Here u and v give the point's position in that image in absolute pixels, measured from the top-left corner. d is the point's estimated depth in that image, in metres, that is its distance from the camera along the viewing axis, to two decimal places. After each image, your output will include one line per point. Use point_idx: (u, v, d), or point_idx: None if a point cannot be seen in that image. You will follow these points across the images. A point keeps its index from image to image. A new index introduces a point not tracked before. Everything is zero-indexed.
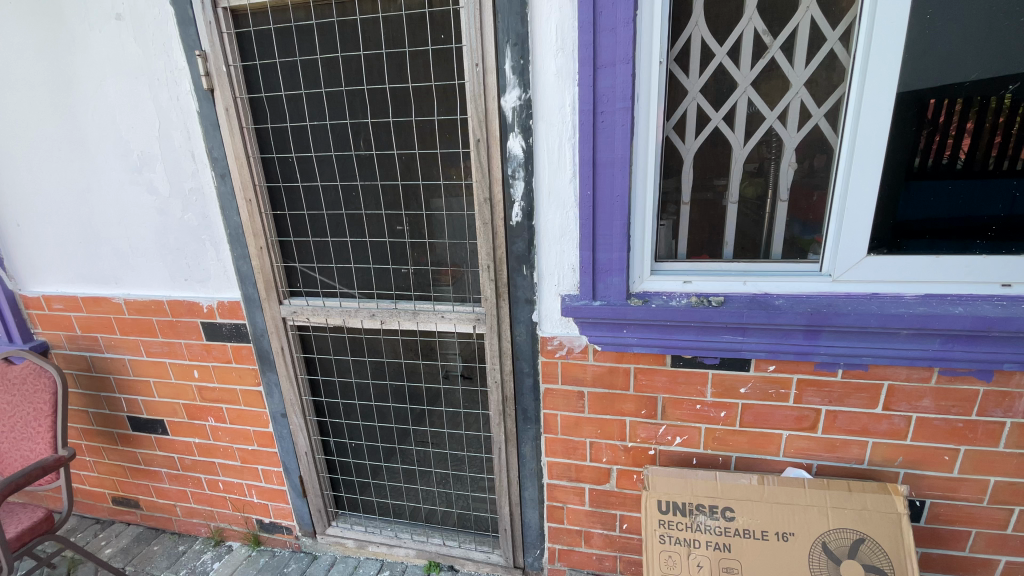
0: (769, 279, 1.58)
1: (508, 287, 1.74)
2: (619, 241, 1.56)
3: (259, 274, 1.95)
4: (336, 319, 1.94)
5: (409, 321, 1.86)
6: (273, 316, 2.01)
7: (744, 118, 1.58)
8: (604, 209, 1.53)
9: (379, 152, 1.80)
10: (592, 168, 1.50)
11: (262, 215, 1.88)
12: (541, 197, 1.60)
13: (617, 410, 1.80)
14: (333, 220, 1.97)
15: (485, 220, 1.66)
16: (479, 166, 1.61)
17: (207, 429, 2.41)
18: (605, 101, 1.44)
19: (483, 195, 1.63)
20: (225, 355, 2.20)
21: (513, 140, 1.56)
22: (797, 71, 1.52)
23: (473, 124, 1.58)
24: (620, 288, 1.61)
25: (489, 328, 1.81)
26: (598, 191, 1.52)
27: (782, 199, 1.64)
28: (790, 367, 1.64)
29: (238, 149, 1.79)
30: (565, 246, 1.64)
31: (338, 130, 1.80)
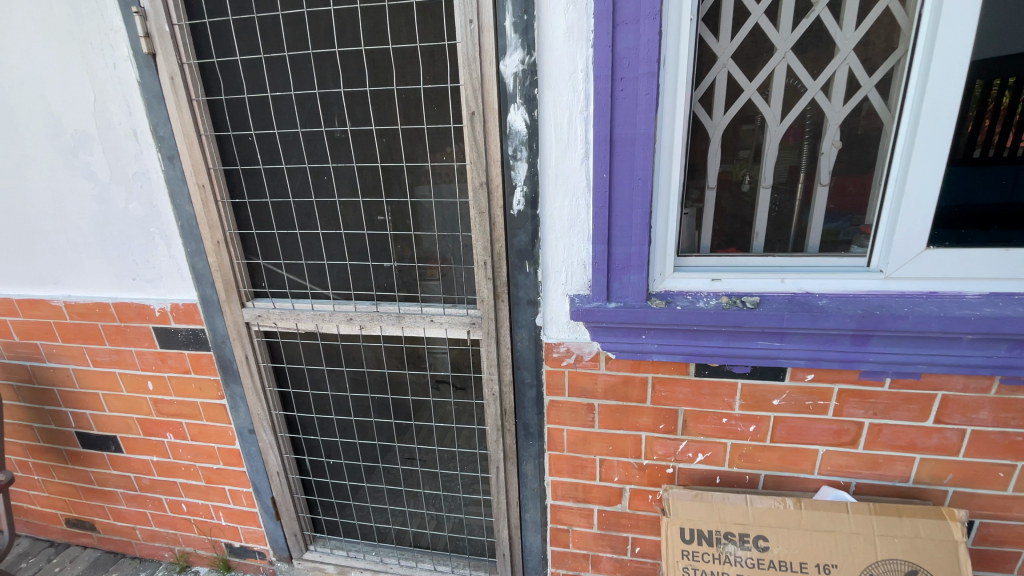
0: (810, 275, 1.37)
1: (508, 286, 1.50)
2: (638, 236, 1.33)
3: (216, 272, 1.68)
4: (307, 324, 1.68)
5: (392, 326, 1.60)
6: (235, 320, 1.74)
7: (782, 88, 1.36)
8: (621, 197, 1.31)
9: (353, 127, 1.51)
10: (606, 146, 1.27)
11: (219, 204, 1.60)
12: (547, 180, 1.36)
13: (632, 424, 1.58)
14: (301, 209, 1.64)
15: (481, 209, 1.42)
16: (473, 144, 1.36)
17: (167, 446, 2.16)
18: (624, 66, 1.20)
19: (478, 178, 1.39)
20: (182, 365, 1.94)
21: (515, 112, 1.31)
22: (846, 33, 1.30)
23: (466, 94, 1.33)
24: (639, 287, 1.38)
25: (486, 334, 1.57)
26: (616, 172, 1.28)
27: (821, 182, 1.43)
28: (830, 376, 1.44)
29: (187, 125, 1.51)
30: (575, 240, 1.41)
31: (304, 103, 1.53)
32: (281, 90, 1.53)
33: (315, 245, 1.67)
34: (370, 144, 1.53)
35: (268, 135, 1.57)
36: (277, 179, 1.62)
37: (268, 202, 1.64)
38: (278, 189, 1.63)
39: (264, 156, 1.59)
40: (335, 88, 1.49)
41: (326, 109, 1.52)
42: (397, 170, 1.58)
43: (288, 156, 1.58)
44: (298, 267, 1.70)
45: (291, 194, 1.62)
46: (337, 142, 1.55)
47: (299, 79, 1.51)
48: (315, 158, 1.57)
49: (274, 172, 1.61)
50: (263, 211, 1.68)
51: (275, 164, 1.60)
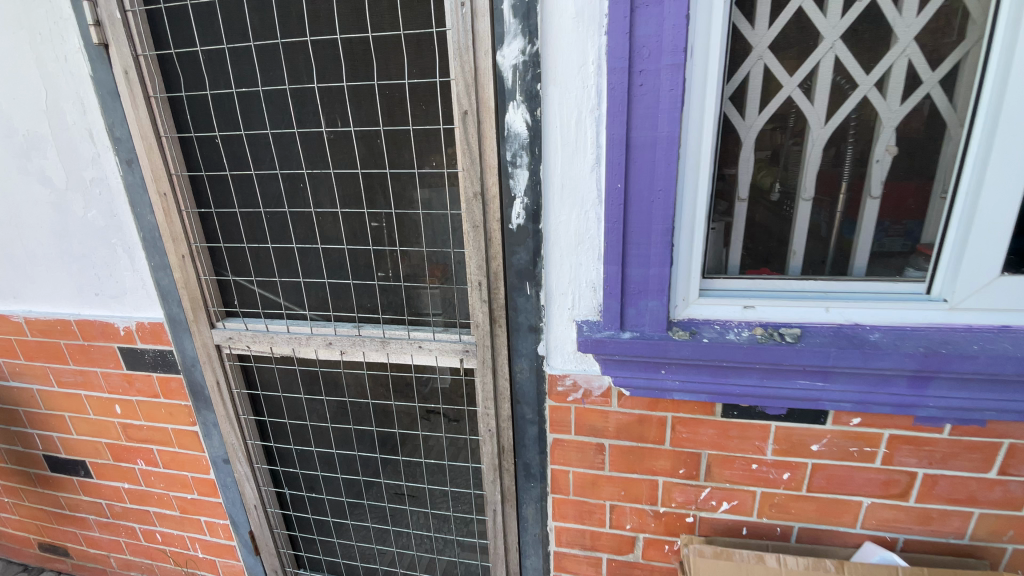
0: (858, 304, 1.17)
1: (506, 310, 1.30)
2: (658, 257, 1.14)
3: (183, 290, 1.50)
4: (283, 348, 1.50)
5: (376, 352, 1.42)
6: (204, 342, 1.57)
7: (827, 84, 1.17)
8: (637, 211, 1.11)
9: (330, 126, 1.30)
10: (621, 150, 1.07)
11: (183, 214, 1.42)
12: (551, 190, 1.17)
13: (647, 468, 1.39)
14: (271, 220, 1.43)
15: (476, 223, 1.23)
16: (466, 148, 1.17)
17: (138, 473, 1.99)
18: (644, 57, 1.01)
19: (472, 188, 1.20)
20: (151, 388, 1.78)
21: (514, 111, 1.12)
22: (905, 20, 1.10)
23: (457, 90, 1.13)
24: (658, 315, 1.18)
25: (481, 363, 1.37)
26: (632, 181, 1.09)
27: (872, 194, 1.24)
28: (879, 420, 1.24)
29: (144, 125, 1.33)
30: (583, 260, 1.21)
31: (273, 98, 1.31)
32: (247, 84, 1.31)
33: (288, 261, 1.47)
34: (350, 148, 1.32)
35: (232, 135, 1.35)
36: (245, 187, 1.41)
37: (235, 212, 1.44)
38: (244, 198, 1.42)
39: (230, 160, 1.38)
40: (309, 80, 1.27)
41: (299, 106, 1.30)
42: (381, 177, 1.39)
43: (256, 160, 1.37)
44: (271, 285, 1.50)
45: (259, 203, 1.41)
46: (312, 144, 1.34)
47: (267, 71, 1.29)
48: (288, 164, 1.36)
49: (242, 176, 1.40)
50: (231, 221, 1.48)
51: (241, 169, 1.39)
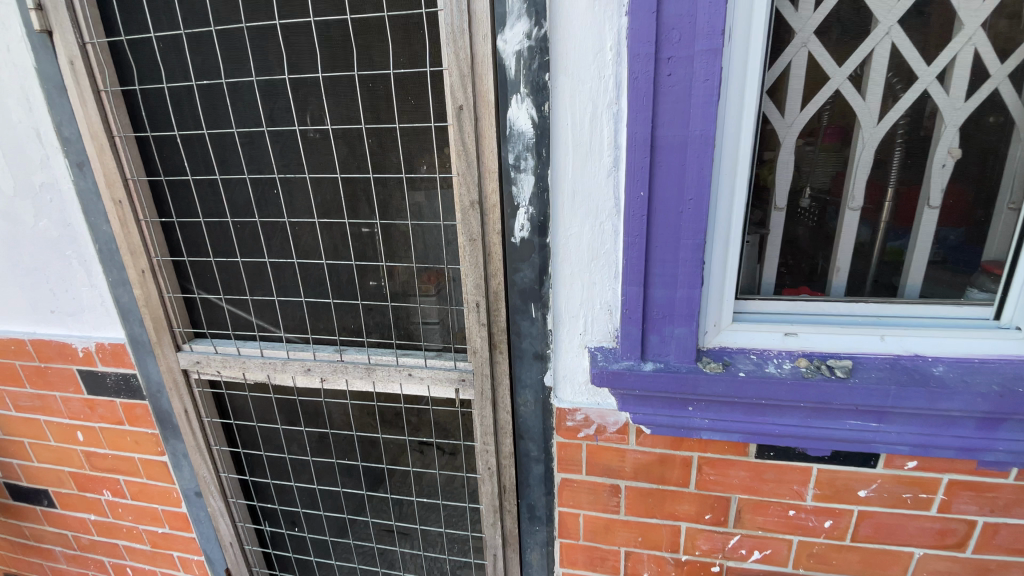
0: (917, 332, 1.01)
1: (507, 335, 1.13)
2: (686, 277, 0.97)
3: (143, 309, 1.33)
4: (257, 375, 1.33)
5: (361, 381, 1.25)
6: (169, 367, 1.40)
7: (881, 77, 1.01)
8: (662, 224, 0.94)
9: (302, 125, 1.10)
10: (644, 152, 0.90)
11: (141, 225, 1.25)
12: (560, 198, 1.00)
13: (668, 513, 1.22)
14: (235, 233, 1.24)
15: (472, 236, 1.06)
16: (461, 150, 1.00)
17: (105, 504, 1.82)
18: (672, 40, 0.84)
19: (468, 196, 1.03)
20: (114, 415, 1.61)
21: (518, 106, 0.95)
22: (972, 2, 0.93)
23: (451, 82, 0.97)
24: (685, 344, 1.02)
25: (479, 394, 1.20)
26: (657, 188, 0.92)
27: (930, 204, 1.07)
28: (936, 463, 1.08)
29: (94, 124, 1.16)
30: (598, 279, 1.05)
31: (233, 93, 1.11)
32: (204, 76, 1.12)
33: (256, 279, 1.29)
34: (329, 152, 1.12)
35: (192, 136, 1.17)
36: (205, 197, 1.22)
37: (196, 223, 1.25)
38: (206, 207, 1.23)
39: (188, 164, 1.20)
40: (279, 71, 1.08)
41: (268, 102, 1.10)
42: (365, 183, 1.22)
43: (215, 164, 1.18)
44: (240, 304, 1.33)
45: (223, 213, 1.22)
46: (278, 145, 1.14)
47: (227, 61, 1.10)
48: (255, 169, 1.17)
49: (204, 183, 1.21)
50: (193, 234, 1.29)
51: (203, 174, 1.20)
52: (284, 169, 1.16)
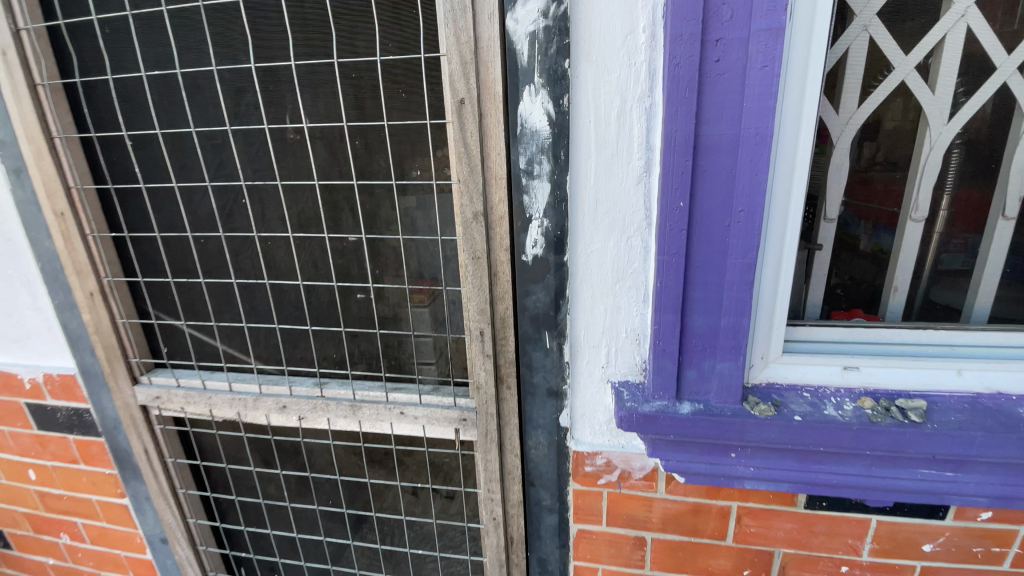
0: (997, 365, 0.86)
1: (516, 368, 0.97)
2: (732, 303, 0.81)
3: (93, 337, 1.15)
4: (227, 412, 1.15)
5: (345, 419, 1.08)
6: (125, 402, 1.22)
7: (954, 68, 0.86)
8: (704, 240, 0.79)
9: (271, 123, 0.93)
10: (684, 155, 0.75)
11: (89, 241, 1.08)
12: (581, 209, 0.84)
13: (701, 569, 1.06)
14: (195, 250, 1.06)
15: (476, 253, 0.90)
16: (462, 152, 0.84)
17: (62, 548, 1.63)
18: (722, 19, 0.69)
19: (471, 206, 0.87)
20: (69, 453, 1.43)
21: (531, 99, 0.79)
22: None
23: (451, 71, 0.80)
24: (729, 381, 0.86)
25: (483, 436, 1.03)
26: (699, 197, 0.77)
27: (1005, 215, 0.92)
28: (1014, 514, 0.93)
29: (28, 124, 0.99)
30: (623, 304, 0.89)
31: (189, 87, 0.94)
32: (156, 66, 0.95)
33: (222, 304, 1.11)
34: (303, 155, 0.96)
35: (144, 137, 0.99)
36: (160, 208, 1.04)
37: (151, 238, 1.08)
38: (163, 220, 1.05)
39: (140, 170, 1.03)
40: (244, 59, 0.91)
41: (231, 96, 0.93)
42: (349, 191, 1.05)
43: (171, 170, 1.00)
44: (204, 332, 1.15)
45: (182, 227, 1.05)
46: (244, 148, 0.96)
47: (182, 48, 0.92)
48: (216, 175, 0.99)
49: (159, 192, 1.03)
50: (148, 250, 1.11)
51: (158, 181, 1.02)
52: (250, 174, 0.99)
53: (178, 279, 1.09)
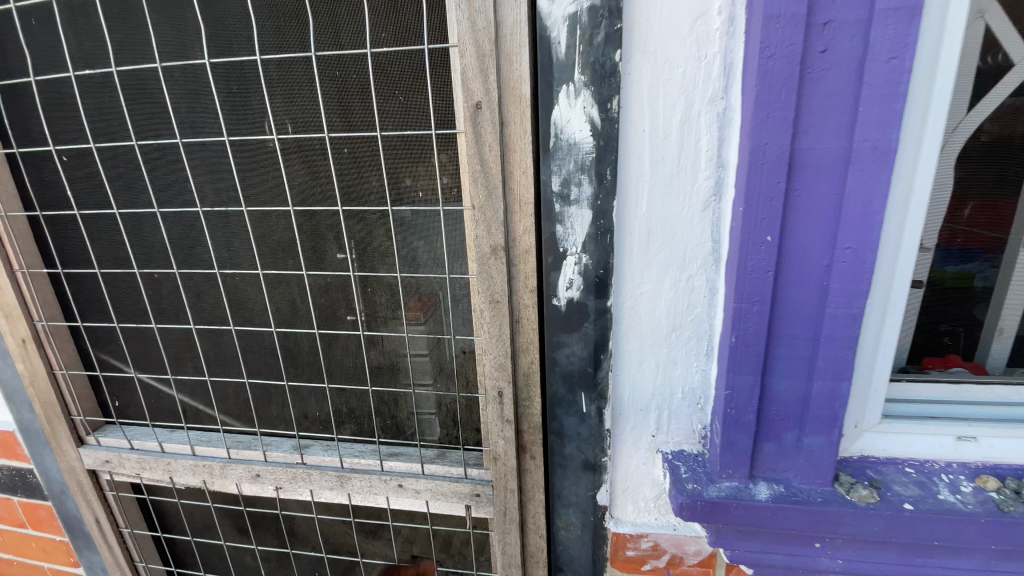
0: None
1: (543, 436, 0.78)
2: (826, 363, 0.63)
3: (27, 392, 0.95)
4: (190, 479, 0.96)
5: (332, 491, 0.90)
6: (71, 465, 1.02)
7: None
8: (794, 283, 0.61)
9: (232, 136, 0.75)
10: (775, 174, 0.57)
11: (15, 279, 0.88)
12: (630, 241, 0.66)
13: None
14: (144, 289, 0.87)
15: (494, 296, 0.71)
16: (478, 170, 0.66)
17: None
18: None
19: (488, 237, 0.69)
20: (14, 516, 1.23)
21: (569, 103, 0.61)
22: None
23: (461, 66, 0.62)
24: (817, 457, 0.68)
25: (500, 514, 0.84)
26: (792, 229, 0.59)
27: None
28: None
29: None
30: (681, 359, 0.70)
31: (131, 91, 0.75)
32: (91, 65, 0.76)
33: (179, 354, 0.91)
34: (275, 175, 0.76)
35: (79, 152, 0.81)
36: (101, 238, 0.85)
37: (94, 275, 0.88)
38: (105, 253, 0.86)
39: (75, 192, 0.83)
40: (198, 54, 0.72)
41: (183, 101, 0.74)
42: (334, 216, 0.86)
43: (112, 193, 0.81)
44: (159, 386, 0.95)
45: (130, 262, 0.86)
46: (199, 166, 0.78)
47: (120, 41, 0.73)
48: (168, 199, 0.80)
49: (100, 220, 0.84)
50: (90, 288, 0.92)
51: (99, 206, 0.83)
52: (205, 200, 0.80)
53: (126, 324, 0.89)
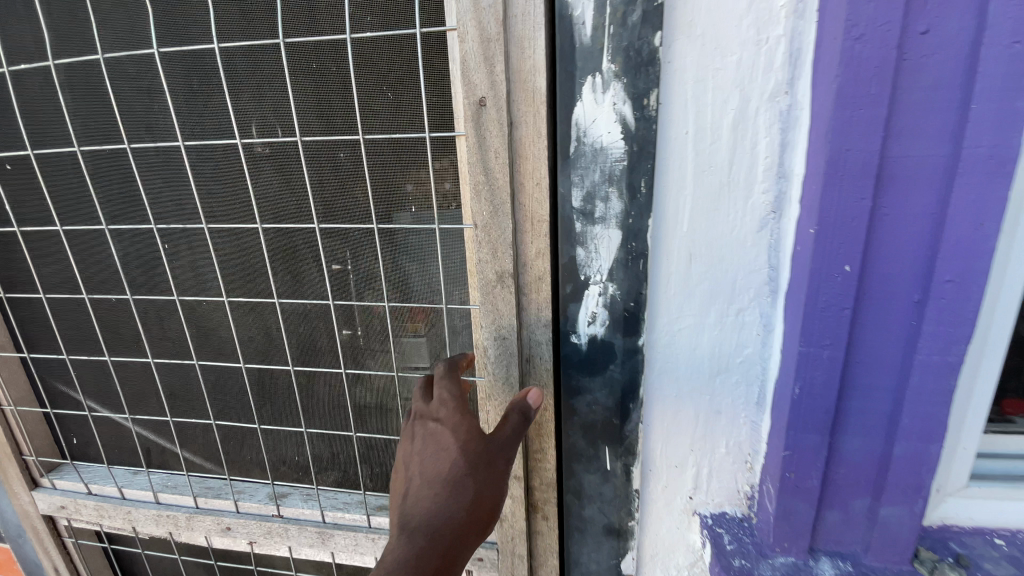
0: None
1: (558, 493, 0.66)
2: (911, 421, 0.51)
3: None
4: (154, 530, 0.85)
5: (312, 549, 0.78)
6: (24, 510, 0.91)
7: None
8: (875, 323, 0.49)
9: (187, 140, 0.64)
10: (857, 189, 0.45)
11: None
12: (667, 268, 0.54)
13: None
14: (98, 316, 0.76)
15: (500, 331, 0.60)
16: (480, 181, 0.54)
17: None
18: None
19: (492, 261, 0.57)
20: None
21: (595, 98, 0.50)
22: None
23: (460, 55, 0.51)
24: (895, 532, 0.55)
25: None
26: (875, 257, 0.47)
27: None
28: None
29: None
30: (726, 409, 0.58)
31: (73, 86, 0.64)
32: (27, 57, 0.65)
33: (140, 388, 0.80)
34: (241, 187, 0.65)
35: (20, 159, 0.70)
36: (49, 258, 0.74)
37: (42, 299, 0.77)
38: (53, 274, 0.75)
39: (17, 206, 0.73)
40: (147, 43, 0.61)
41: (134, 99, 0.64)
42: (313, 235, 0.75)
43: (59, 207, 0.71)
44: (119, 423, 0.84)
45: (81, 285, 0.75)
46: (153, 175, 0.67)
47: (60, 29, 0.63)
48: (121, 214, 0.70)
49: (47, 237, 0.73)
50: (38, 314, 0.80)
51: (44, 221, 0.72)
52: (161, 215, 0.69)
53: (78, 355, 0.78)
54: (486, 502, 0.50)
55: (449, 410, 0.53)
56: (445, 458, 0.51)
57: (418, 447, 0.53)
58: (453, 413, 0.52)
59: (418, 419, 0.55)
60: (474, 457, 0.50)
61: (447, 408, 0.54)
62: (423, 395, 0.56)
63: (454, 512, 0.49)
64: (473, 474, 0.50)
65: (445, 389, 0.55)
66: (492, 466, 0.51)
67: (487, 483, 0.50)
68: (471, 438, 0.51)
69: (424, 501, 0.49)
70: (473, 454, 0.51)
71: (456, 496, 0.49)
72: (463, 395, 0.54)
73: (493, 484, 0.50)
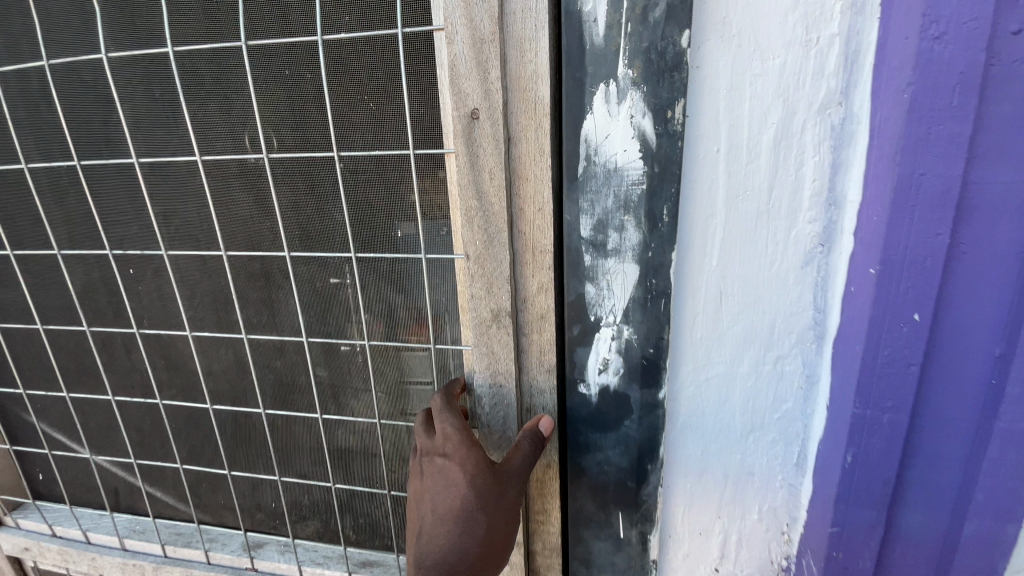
0: None
1: (565, 558, 0.59)
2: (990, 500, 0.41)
3: None
4: None
5: None
6: None
7: None
8: (949, 385, 0.39)
9: (147, 157, 0.58)
10: (932, 221, 0.36)
11: None
12: (693, 307, 0.46)
13: None
14: (61, 347, 0.70)
15: (497, 376, 0.52)
16: (471, 205, 0.47)
17: None
18: None
19: (487, 297, 0.49)
20: None
21: (608, 110, 0.42)
22: None
23: (448, 60, 0.44)
24: None
25: None
26: (954, 305, 0.37)
27: None
28: None
29: None
30: (760, 472, 0.49)
31: (34, 97, 0.59)
32: None
33: (106, 424, 0.73)
34: (206, 210, 0.59)
35: None
36: (9, 284, 0.69)
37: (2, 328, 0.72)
38: (14, 301, 0.69)
39: None
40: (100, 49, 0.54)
41: (91, 113, 0.58)
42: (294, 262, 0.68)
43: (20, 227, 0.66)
44: (83, 462, 0.77)
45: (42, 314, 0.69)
46: (112, 196, 0.60)
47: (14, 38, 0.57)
48: (82, 237, 0.64)
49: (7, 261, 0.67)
50: None
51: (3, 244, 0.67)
52: (123, 237, 0.62)
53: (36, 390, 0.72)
54: (499, 539, 0.47)
55: (453, 444, 0.48)
56: (455, 496, 0.47)
57: (425, 481, 0.49)
58: (458, 449, 0.47)
59: (423, 451, 0.50)
60: (482, 498, 0.46)
61: (450, 441, 0.48)
62: (425, 424, 0.51)
63: (467, 550, 0.46)
64: (484, 512, 0.46)
65: (446, 421, 0.49)
66: (504, 501, 0.47)
67: (499, 518, 0.46)
68: (479, 472, 0.47)
69: (435, 542, 0.47)
70: (483, 490, 0.46)
71: (469, 537, 0.46)
72: (467, 425, 0.48)
73: (505, 517, 0.47)
